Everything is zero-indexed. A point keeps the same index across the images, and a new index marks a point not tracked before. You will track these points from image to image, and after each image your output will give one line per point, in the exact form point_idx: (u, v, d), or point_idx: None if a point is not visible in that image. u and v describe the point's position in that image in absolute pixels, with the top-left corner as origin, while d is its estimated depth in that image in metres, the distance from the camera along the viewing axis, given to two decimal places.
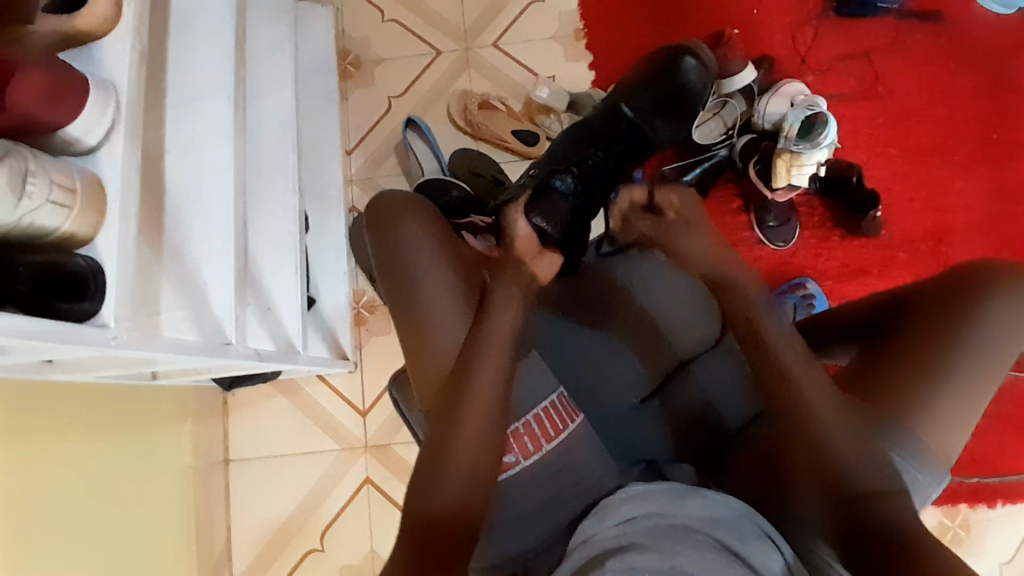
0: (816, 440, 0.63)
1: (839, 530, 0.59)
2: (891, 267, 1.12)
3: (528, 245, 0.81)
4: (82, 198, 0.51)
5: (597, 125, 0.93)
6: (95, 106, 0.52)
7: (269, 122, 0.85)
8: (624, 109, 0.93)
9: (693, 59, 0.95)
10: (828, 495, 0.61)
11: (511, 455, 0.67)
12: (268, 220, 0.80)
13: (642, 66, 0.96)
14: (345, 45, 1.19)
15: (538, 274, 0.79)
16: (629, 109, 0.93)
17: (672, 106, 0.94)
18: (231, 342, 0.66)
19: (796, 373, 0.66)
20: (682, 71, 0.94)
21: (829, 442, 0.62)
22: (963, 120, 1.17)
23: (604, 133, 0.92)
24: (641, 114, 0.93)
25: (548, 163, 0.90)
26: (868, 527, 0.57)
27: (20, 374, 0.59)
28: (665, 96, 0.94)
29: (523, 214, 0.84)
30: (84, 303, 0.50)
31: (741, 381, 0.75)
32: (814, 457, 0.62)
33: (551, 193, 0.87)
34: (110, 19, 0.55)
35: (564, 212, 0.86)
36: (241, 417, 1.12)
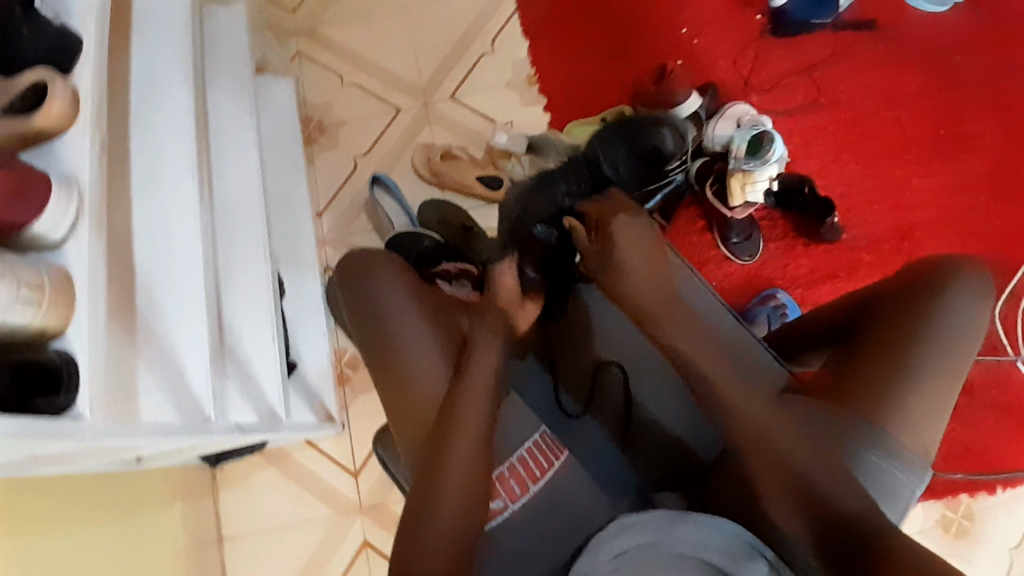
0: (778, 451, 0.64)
1: (817, 540, 0.58)
2: (859, 268, 1.15)
3: (511, 295, 0.79)
4: (51, 293, 0.51)
5: (571, 176, 0.96)
6: (59, 202, 0.53)
7: (236, 193, 0.87)
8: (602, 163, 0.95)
9: (670, 133, 0.98)
10: (799, 503, 0.61)
11: (499, 500, 0.68)
12: (243, 288, 0.81)
13: (621, 124, 0.99)
14: (308, 112, 1.23)
15: (517, 326, 0.78)
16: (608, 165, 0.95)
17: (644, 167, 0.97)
18: (211, 417, 0.66)
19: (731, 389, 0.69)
20: (658, 138, 0.97)
21: (782, 454, 0.63)
22: (908, 121, 1.22)
23: (578, 181, 0.95)
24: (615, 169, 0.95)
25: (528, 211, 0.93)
26: (841, 532, 0.58)
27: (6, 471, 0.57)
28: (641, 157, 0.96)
29: (513, 269, 0.82)
30: (60, 397, 0.51)
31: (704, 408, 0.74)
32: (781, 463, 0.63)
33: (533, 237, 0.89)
34: (68, 115, 0.56)
35: (548, 253, 0.87)
36: (232, 491, 1.10)
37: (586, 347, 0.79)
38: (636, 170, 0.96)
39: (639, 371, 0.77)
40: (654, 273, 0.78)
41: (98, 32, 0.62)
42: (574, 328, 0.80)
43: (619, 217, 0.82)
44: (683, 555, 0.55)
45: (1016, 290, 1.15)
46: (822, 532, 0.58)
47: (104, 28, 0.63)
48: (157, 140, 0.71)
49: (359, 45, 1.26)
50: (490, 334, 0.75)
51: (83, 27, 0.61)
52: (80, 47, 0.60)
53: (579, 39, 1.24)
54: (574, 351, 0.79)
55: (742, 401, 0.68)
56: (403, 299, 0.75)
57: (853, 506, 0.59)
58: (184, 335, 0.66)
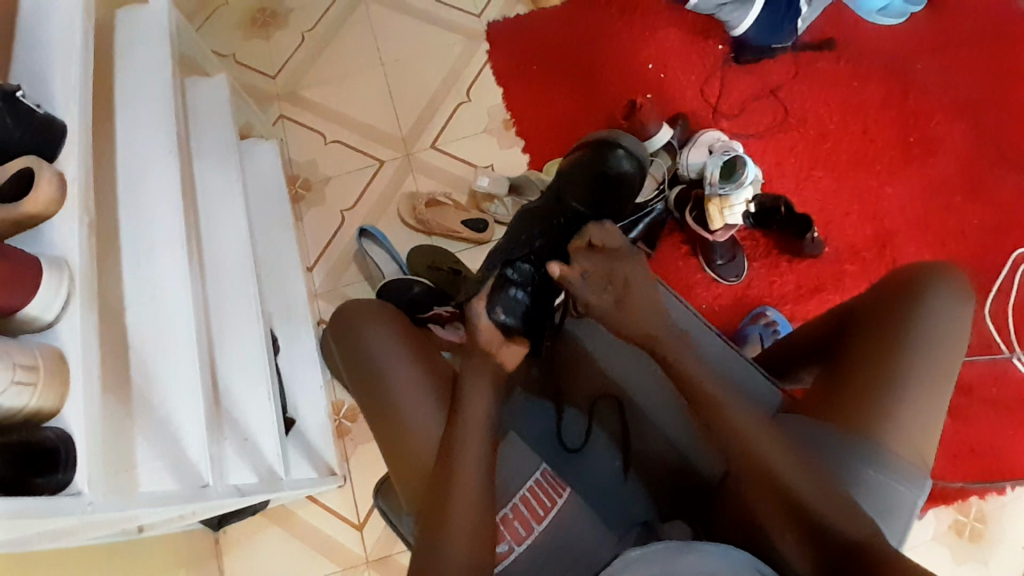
0: (772, 474, 0.63)
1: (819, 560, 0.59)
2: (844, 279, 1.17)
3: (493, 335, 0.77)
4: (45, 372, 0.52)
5: (542, 212, 0.89)
6: (49, 284, 0.55)
7: (225, 255, 0.89)
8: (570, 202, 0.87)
9: (624, 150, 0.90)
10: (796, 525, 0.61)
11: (504, 543, 0.67)
12: (237, 349, 0.82)
13: (577, 150, 0.92)
14: (294, 171, 1.27)
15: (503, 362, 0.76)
16: (576, 202, 0.87)
17: (614, 194, 0.89)
18: (209, 483, 0.65)
19: (734, 408, 0.68)
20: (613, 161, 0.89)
21: (780, 473, 0.63)
22: (876, 131, 1.26)
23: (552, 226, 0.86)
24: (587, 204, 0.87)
25: (502, 255, 0.86)
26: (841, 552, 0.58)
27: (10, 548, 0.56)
28: (608, 186, 0.88)
29: (485, 309, 0.78)
30: (59, 474, 0.51)
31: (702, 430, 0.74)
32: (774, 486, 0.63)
33: (505, 284, 0.81)
34: (54, 200, 0.58)
35: (524, 304, 0.80)
36: (236, 555, 1.08)
37: (580, 374, 0.80)
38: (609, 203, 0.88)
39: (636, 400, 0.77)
40: (654, 303, 0.74)
41: (83, 117, 0.64)
42: (563, 364, 0.80)
43: (622, 263, 0.75)
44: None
45: (1001, 287, 1.17)
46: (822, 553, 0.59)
47: (88, 113, 0.65)
48: (144, 212, 0.72)
49: (339, 104, 1.31)
50: (479, 375, 0.73)
51: (68, 113, 0.63)
52: (64, 132, 0.62)
53: (550, 81, 1.29)
54: (567, 385, 0.80)
55: (747, 416, 0.67)
56: (393, 349, 0.76)
57: (858, 532, 0.59)
58: (176, 402, 0.66)
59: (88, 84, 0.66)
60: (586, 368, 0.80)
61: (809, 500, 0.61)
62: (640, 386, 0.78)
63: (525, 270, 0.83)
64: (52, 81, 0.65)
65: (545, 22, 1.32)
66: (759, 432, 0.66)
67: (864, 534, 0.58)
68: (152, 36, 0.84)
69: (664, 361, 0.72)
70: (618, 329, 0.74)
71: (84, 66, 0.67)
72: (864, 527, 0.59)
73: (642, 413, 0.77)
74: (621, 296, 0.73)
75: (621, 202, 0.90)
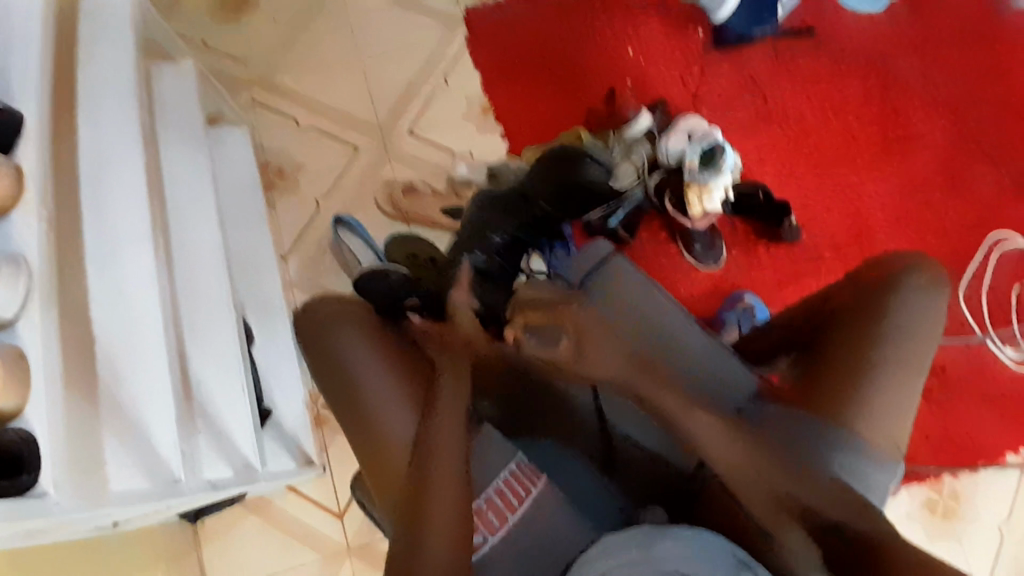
0: (763, 475, 0.62)
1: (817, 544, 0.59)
2: (821, 265, 1.18)
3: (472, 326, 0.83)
4: (5, 373, 0.51)
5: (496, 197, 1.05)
6: (6, 280, 0.53)
7: (196, 245, 0.86)
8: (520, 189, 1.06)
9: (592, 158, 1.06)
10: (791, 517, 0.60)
11: (478, 534, 0.67)
12: (209, 341, 0.80)
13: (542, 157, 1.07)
14: (267, 158, 1.24)
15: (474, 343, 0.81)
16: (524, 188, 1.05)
17: (564, 181, 1.03)
18: (181, 479, 0.64)
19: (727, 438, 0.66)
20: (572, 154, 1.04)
21: (771, 475, 0.62)
22: (853, 118, 1.27)
23: (503, 211, 1.05)
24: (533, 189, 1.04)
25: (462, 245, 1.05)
26: (844, 537, 0.59)
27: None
28: (561, 173, 1.03)
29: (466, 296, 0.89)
30: (24, 476, 0.51)
31: None
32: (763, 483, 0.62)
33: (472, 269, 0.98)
34: (11, 192, 0.56)
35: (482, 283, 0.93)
36: (215, 548, 1.07)
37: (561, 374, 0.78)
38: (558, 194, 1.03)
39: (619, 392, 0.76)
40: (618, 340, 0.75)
41: (41, 109, 0.62)
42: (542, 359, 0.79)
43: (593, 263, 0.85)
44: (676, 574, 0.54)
45: (975, 272, 1.19)
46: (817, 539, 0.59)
47: (46, 105, 0.62)
48: (107, 205, 0.70)
49: (313, 89, 1.27)
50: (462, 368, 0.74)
51: (24, 104, 0.61)
52: (20, 123, 0.59)
53: (528, 67, 1.27)
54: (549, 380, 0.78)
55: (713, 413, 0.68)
56: (368, 353, 0.75)
57: (837, 513, 0.59)
58: (145, 400, 0.64)
59: (46, 74, 0.63)
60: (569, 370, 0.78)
61: (786, 484, 0.61)
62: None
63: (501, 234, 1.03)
64: (7, 70, 0.62)
65: (522, 6, 1.29)
66: (752, 450, 0.64)
67: (846, 515, 0.59)
68: (115, 22, 0.81)
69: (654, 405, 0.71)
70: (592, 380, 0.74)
71: (41, 54, 0.64)
72: (847, 507, 0.60)
73: (620, 405, 0.75)
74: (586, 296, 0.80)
75: (570, 184, 1.03)
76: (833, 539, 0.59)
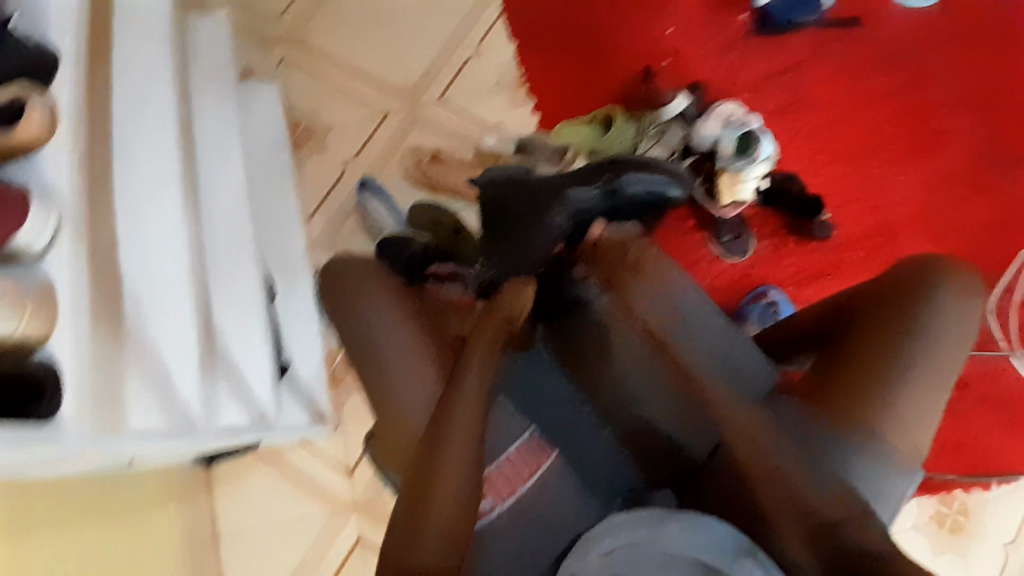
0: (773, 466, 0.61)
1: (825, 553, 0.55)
2: (849, 265, 1.16)
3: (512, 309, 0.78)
4: (33, 305, 0.51)
5: (577, 182, 0.90)
6: (38, 214, 0.53)
7: (223, 195, 0.87)
8: (600, 182, 0.89)
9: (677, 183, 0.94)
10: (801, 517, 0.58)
11: (487, 501, 0.68)
12: (233, 292, 0.81)
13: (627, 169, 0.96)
14: (296, 117, 1.23)
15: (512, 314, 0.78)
16: (604, 182, 0.89)
17: (647, 199, 0.93)
18: (200, 423, 0.65)
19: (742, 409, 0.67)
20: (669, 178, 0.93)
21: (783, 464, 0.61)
22: (894, 117, 1.22)
23: (581, 196, 0.89)
24: (611, 185, 0.89)
25: (532, 206, 0.92)
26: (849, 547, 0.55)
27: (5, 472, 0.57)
28: (645, 193, 0.92)
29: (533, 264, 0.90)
30: (43, 405, 0.51)
31: None
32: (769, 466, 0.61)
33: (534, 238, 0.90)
34: (48, 126, 0.56)
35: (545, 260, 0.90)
36: (224, 496, 1.10)
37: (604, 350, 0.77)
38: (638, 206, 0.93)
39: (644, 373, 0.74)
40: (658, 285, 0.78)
41: (78, 45, 0.61)
42: (578, 334, 0.79)
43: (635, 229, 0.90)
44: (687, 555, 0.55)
45: (1007, 285, 1.15)
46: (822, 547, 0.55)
47: (82, 42, 0.62)
48: (135, 147, 0.69)
49: (346, 50, 1.26)
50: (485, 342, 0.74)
51: (61, 40, 0.61)
52: (58, 61, 0.59)
53: (565, 41, 1.24)
54: (576, 358, 0.78)
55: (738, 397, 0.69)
56: (390, 317, 0.75)
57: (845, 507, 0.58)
58: (167, 343, 0.65)
59: (84, 11, 0.63)
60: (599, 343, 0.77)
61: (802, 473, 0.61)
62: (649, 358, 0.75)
63: (563, 225, 0.90)
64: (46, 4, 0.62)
65: None
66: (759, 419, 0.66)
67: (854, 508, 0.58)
68: None
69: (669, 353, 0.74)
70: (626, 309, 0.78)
71: None
72: (854, 501, 0.59)
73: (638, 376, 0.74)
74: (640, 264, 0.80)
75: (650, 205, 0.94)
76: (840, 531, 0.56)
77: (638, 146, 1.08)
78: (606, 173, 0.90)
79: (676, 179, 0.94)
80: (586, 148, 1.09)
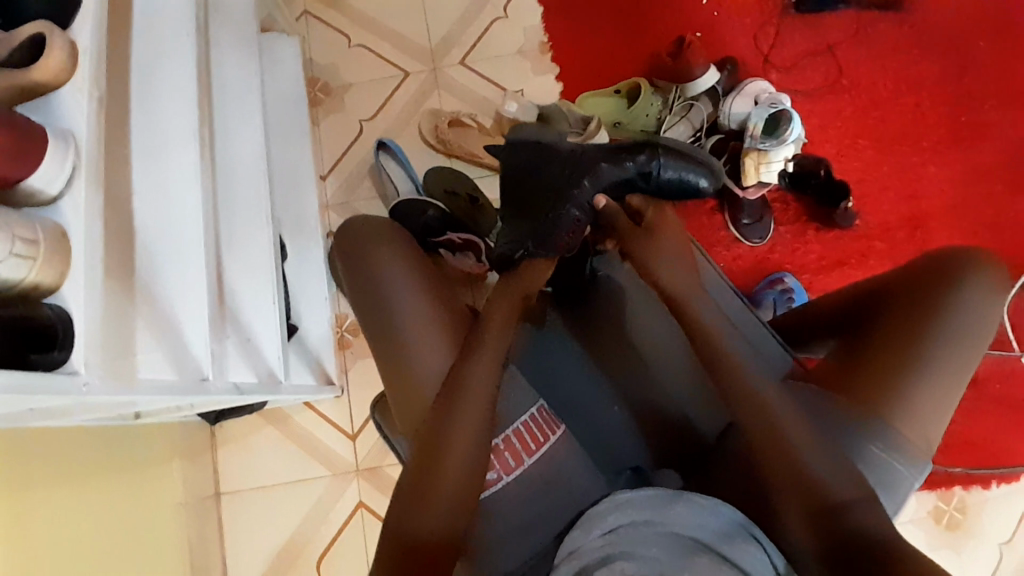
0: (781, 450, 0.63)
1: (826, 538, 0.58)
2: (869, 256, 1.13)
3: (530, 279, 0.79)
4: (46, 249, 0.49)
5: (608, 158, 0.79)
6: (55, 156, 0.52)
7: (240, 150, 0.85)
8: (633, 162, 0.78)
9: (708, 178, 0.82)
10: (806, 500, 0.60)
11: (493, 472, 0.68)
12: (246, 249, 0.80)
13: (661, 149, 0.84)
14: (315, 73, 1.20)
15: (529, 287, 0.79)
16: (636, 164, 0.78)
17: (682, 189, 0.81)
18: (209, 377, 0.66)
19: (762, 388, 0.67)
20: (705, 168, 0.81)
21: (794, 448, 0.62)
22: (929, 106, 1.18)
23: (610, 177, 0.78)
24: (643, 168, 0.78)
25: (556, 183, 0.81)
26: (848, 531, 0.57)
27: (16, 418, 0.58)
28: (681, 182, 0.80)
29: (553, 252, 0.79)
30: (55, 352, 0.49)
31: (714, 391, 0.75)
32: (781, 449, 0.63)
33: (556, 221, 0.79)
34: (66, 68, 0.54)
35: (567, 245, 0.80)
36: (230, 450, 1.12)
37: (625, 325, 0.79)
38: (671, 196, 0.81)
39: (659, 351, 0.78)
40: (676, 256, 0.78)
41: None
42: (593, 307, 0.81)
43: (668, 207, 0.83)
44: (687, 537, 0.56)
45: None
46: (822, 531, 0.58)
47: None
48: (154, 95, 0.68)
49: (369, 5, 1.23)
50: (499, 316, 0.74)
51: None
52: None
53: (594, 8, 1.20)
54: (596, 330, 0.80)
55: (754, 377, 0.68)
56: (405, 281, 0.74)
57: (849, 492, 0.59)
58: (183, 298, 0.65)
59: None
60: (618, 322, 0.80)
61: (811, 459, 0.62)
62: (663, 336, 0.78)
63: (587, 201, 0.79)
64: None
65: None
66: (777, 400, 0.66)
67: (856, 494, 0.59)
68: None
69: (688, 323, 0.73)
70: (646, 273, 0.78)
71: None
72: (860, 488, 0.60)
73: (660, 353, 0.78)
74: (653, 229, 0.80)
75: (685, 195, 0.82)
76: (840, 516, 0.58)
77: (662, 121, 1.09)
78: (643, 152, 0.78)
79: (712, 174, 0.82)
80: (610, 121, 1.09)
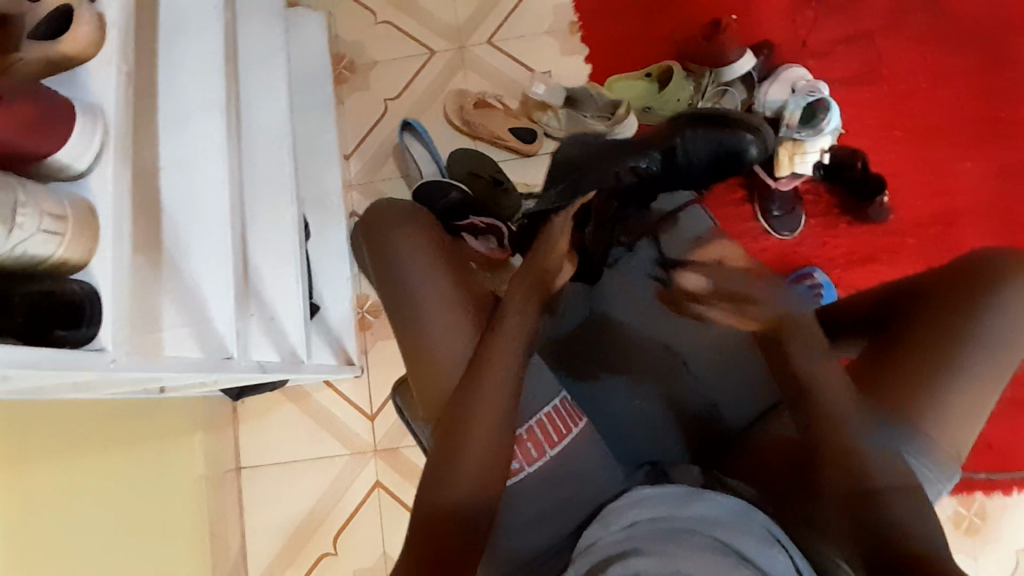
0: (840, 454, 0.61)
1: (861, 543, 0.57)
2: (900, 253, 1.10)
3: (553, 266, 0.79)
4: (74, 226, 0.49)
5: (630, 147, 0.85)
6: (83, 131, 0.51)
7: (264, 127, 0.84)
8: (657, 146, 0.84)
9: (750, 135, 0.85)
10: (848, 492, 0.59)
11: (516, 462, 0.67)
12: (270, 229, 0.80)
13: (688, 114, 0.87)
14: (340, 50, 1.19)
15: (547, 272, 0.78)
16: (659, 146, 0.84)
17: (718, 155, 0.85)
18: (233, 355, 0.64)
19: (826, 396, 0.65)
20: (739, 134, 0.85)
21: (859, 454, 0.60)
22: (972, 97, 1.13)
23: (640, 157, 0.84)
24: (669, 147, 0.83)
25: (579, 172, 0.87)
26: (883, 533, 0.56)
27: (46, 392, 0.59)
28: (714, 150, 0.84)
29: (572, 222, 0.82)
30: (82, 329, 0.48)
31: (745, 387, 0.78)
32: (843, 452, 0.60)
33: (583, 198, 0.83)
34: (95, 42, 0.54)
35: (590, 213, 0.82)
36: (250, 426, 1.14)
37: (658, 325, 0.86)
38: (706, 165, 0.85)
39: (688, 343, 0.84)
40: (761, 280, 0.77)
41: None
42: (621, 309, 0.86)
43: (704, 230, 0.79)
44: (711, 535, 0.55)
45: None
46: (860, 531, 0.57)
47: None
48: (181, 71, 0.67)
49: None
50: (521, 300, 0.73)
51: None
52: None
53: None
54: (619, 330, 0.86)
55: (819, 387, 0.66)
56: (426, 268, 0.74)
57: (885, 481, 0.58)
58: (205, 275, 0.64)
59: None
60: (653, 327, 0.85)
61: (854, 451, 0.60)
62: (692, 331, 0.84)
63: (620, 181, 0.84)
64: None
65: None
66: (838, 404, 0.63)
67: (889, 484, 0.58)
68: None
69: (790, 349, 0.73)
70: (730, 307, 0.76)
71: None
72: (900, 479, 0.58)
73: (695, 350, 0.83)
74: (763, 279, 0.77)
75: (716, 162, 0.86)
76: (868, 507, 0.58)
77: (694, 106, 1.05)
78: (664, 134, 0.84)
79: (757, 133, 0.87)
80: (639, 105, 1.06)
